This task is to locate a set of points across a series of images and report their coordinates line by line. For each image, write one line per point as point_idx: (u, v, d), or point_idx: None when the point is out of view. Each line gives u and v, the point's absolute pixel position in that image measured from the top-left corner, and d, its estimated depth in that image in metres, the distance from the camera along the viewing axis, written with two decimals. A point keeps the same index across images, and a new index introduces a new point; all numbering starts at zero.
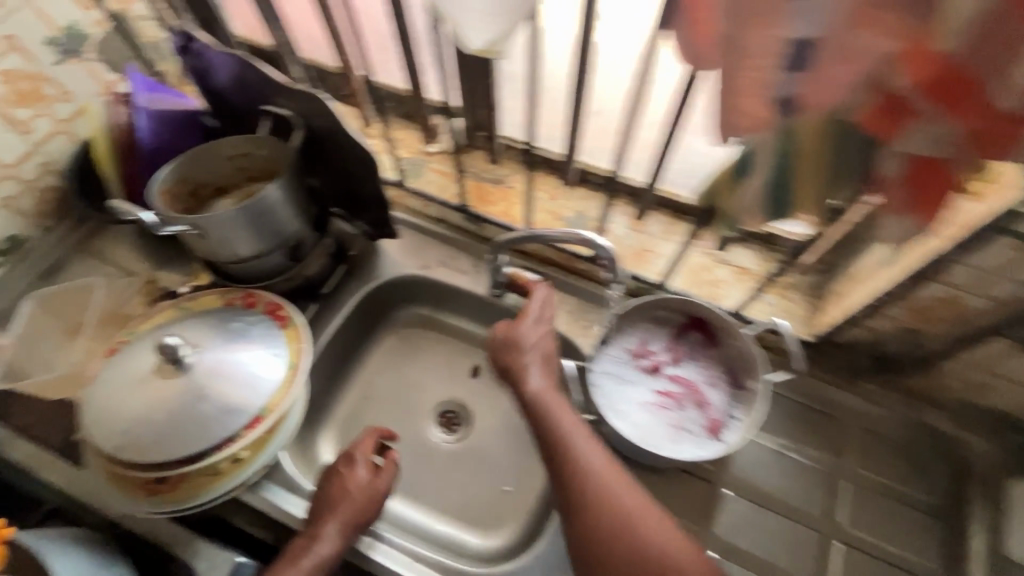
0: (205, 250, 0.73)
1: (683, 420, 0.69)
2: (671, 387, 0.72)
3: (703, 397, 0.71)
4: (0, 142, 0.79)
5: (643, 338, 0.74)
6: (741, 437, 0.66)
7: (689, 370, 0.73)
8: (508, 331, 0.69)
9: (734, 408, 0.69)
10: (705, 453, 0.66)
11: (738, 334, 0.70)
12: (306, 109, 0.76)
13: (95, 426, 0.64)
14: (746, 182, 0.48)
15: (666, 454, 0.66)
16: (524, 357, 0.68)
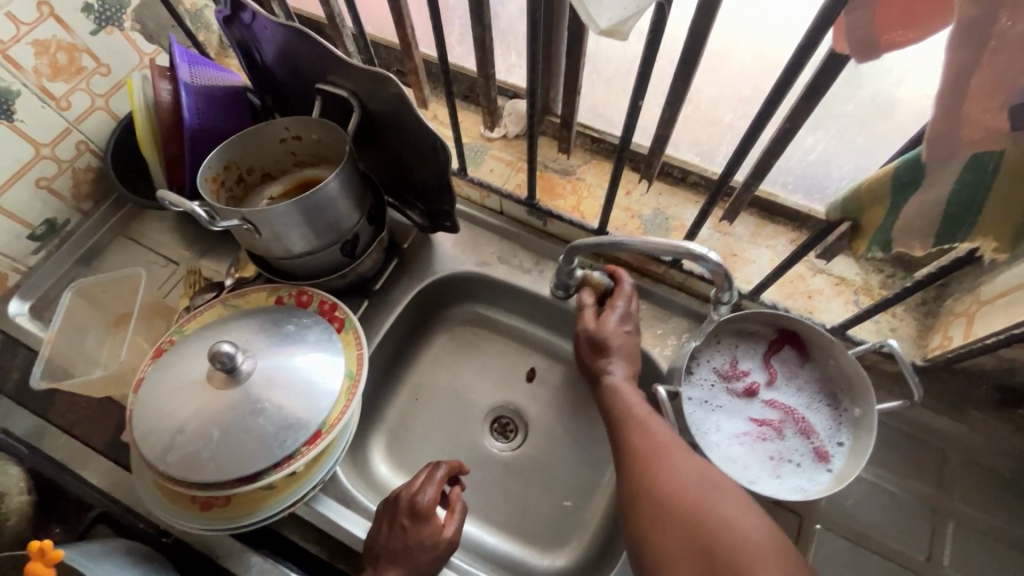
0: (259, 247, 0.67)
1: (785, 449, 0.65)
2: (769, 413, 0.67)
3: (807, 422, 0.65)
4: (37, 120, 0.73)
5: (733, 358, 0.69)
6: (852, 466, 0.61)
7: (786, 393, 0.68)
8: (595, 340, 0.66)
9: (840, 433, 0.64)
10: (816, 487, 0.62)
11: (841, 355, 0.64)
12: (365, 90, 0.68)
13: (143, 439, 0.58)
14: (914, 198, 0.40)
15: (773, 489, 0.61)
16: (608, 364, 0.65)
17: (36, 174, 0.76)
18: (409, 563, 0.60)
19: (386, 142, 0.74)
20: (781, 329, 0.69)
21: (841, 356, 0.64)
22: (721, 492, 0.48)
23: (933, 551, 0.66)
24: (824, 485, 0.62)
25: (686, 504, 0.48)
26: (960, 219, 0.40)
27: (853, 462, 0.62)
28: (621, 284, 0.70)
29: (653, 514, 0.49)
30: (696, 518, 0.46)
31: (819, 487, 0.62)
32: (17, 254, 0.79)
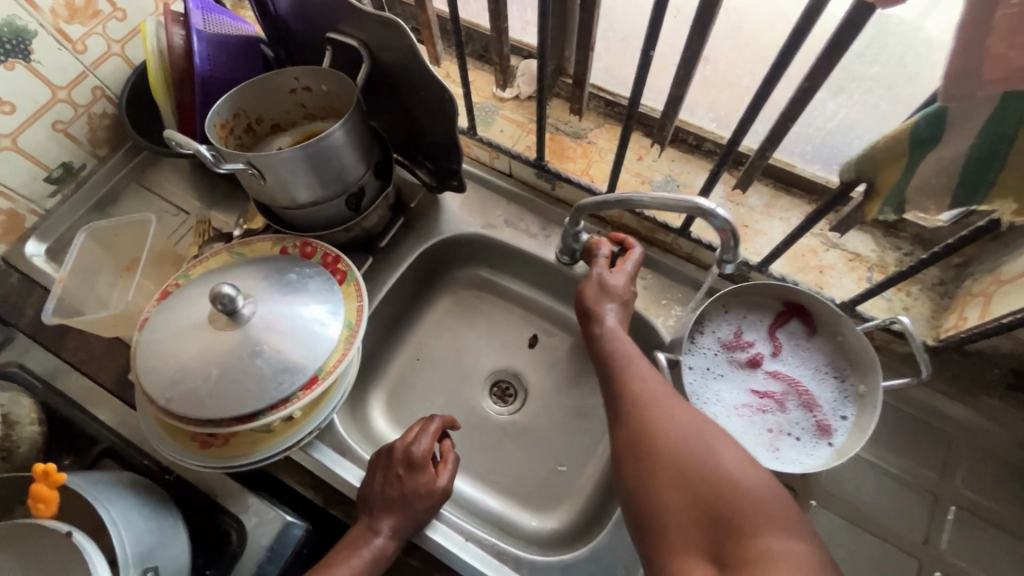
0: (263, 194, 0.67)
1: (785, 422, 0.64)
2: (771, 384, 0.66)
3: (810, 396, 0.64)
4: (55, 61, 0.74)
5: (739, 329, 0.68)
6: (854, 441, 0.60)
7: (791, 365, 0.66)
8: (601, 279, 0.66)
9: (844, 406, 0.63)
10: (814, 462, 0.61)
11: (847, 329, 0.63)
12: (375, 40, 0.67)
13: (146, 373, 0.60)
14: (933, 153, 0.38)
15: (771, 463, 0.60)
16: (603, 306, 0.64)
17: (53, 117, 0.77)
18: (399, 512, 0.61)
19: (394, 95, 0.73)
20: (790, 302, 0.67)
21: (849, 330, 0.63)
22: (719, 446, 0.47)
23: (931, 534, 0.65)
24: (823, 458, 0.61)
25: (688, 462, 0.47)
26: (982, 175, 0.37)
27: (855, 438, 0.60)
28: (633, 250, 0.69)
29: (653, 471, 0.48)
30: (699, 477, 0.45)
31: (818, 461, 0.61)
32: (34, 196, 0.81)
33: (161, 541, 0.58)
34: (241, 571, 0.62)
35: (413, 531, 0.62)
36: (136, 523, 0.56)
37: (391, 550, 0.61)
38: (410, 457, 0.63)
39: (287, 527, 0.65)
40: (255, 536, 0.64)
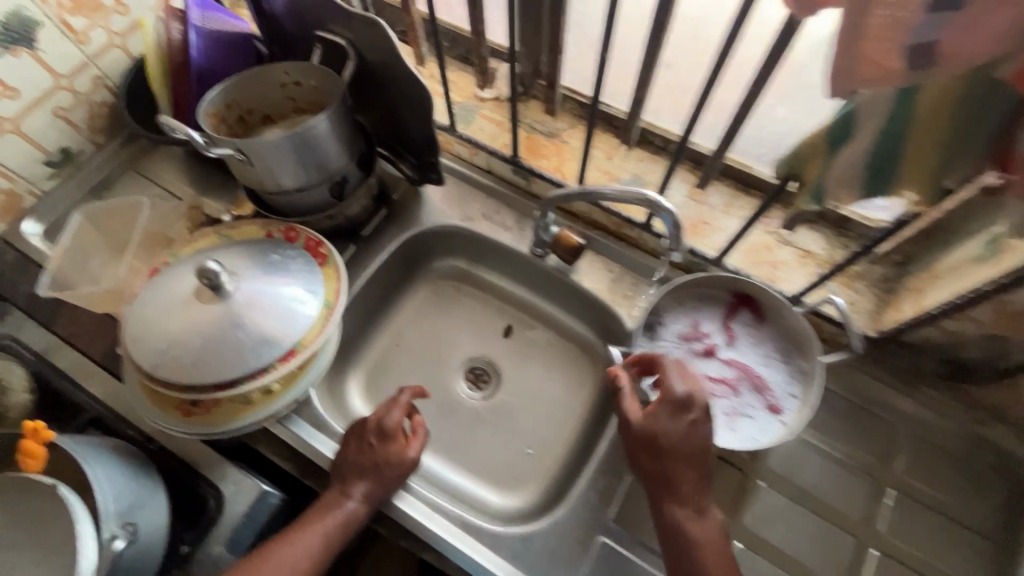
0: (250, 179, 0.71)
1: (739, 405, 0.68)
2: (725, 371, 0.70)
3: (761, 379, 0.69)
4: (57, 51, 0.78)
5: (695, 320, 0.72)
6: (802, 415, 0.65)
7: (744, 352, 0.71)
8: (647, 432, 0.61)
9: (792, 385, 0.68)
10: (770, 437, 0.65)
11: (787, 313, 0.68)
12: (361, 39, 0.71)
13: (134, 341, 0.64)
14: (844, 149, 0.43)
15: (725, 442, 0.65)
16: (688, 480, 0.60)
17: (54, 104, 0.81)
18: (370, 476, 0.65)
19: (379, 92, 0.78)
20: (740, 293, 0.72)
21: (791, 315, 0.68)
22: None
23: (869, 516, 0.69)
24: (775, 434, 0.66)
25: None
26: (885, 169, 0.42)
27: (803, 414, 0.65)
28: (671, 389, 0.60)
29: None
30: None
31: (771, 437, 0.65)
32: (33, 177, 0.85)
33: (140, 501, 0.61)
34: (218, 535, 0.66)
35: (384, 496, 0.66)
36: (117, 482, 0.60)
37: (363, 513, 0.64)
38: (382, 428, 0.67)
39: (263, 496, 0.68)
40: (232, 503, 0.68)
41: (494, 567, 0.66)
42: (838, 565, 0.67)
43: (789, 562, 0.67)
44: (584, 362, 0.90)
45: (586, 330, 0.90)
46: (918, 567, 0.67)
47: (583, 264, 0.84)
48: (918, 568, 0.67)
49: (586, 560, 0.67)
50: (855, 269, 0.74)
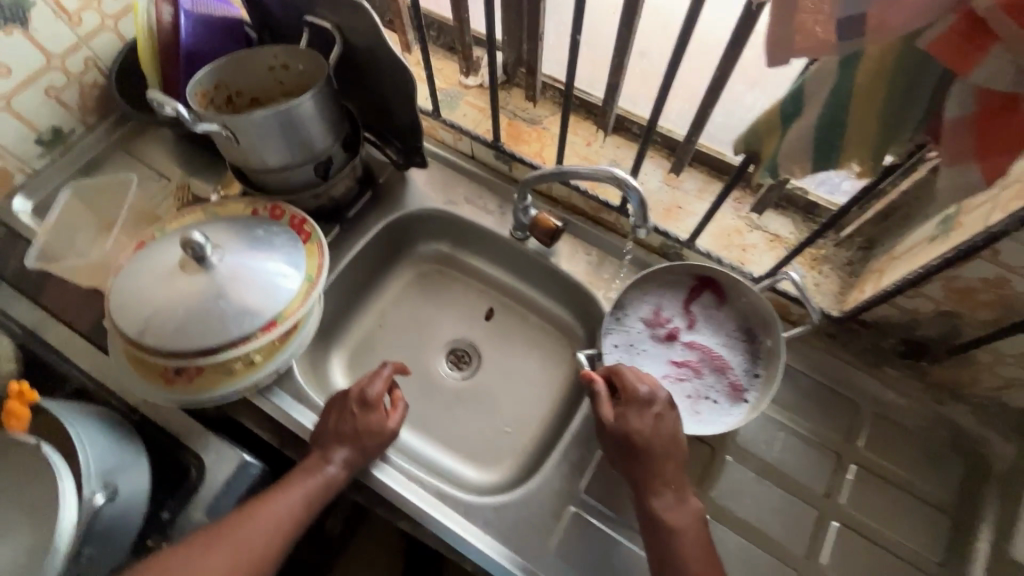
0: (237, 156, 0.73)
1: (702, 387, 0.72)
2: (688, 354, 0.74)
3: (722, 361, 0.73)
4: (49, 31, 0.80)
5: (657, 306, 0.75)
6: (763, 394, 0.69)
7: (705, 335, 0.74)
8: (622, 430, 0.62)
9: (754, 365, 0.72)
10: (733, 417, 0.69)
11: (747, 291, 0.71)
12: (347, 23, 0.74)
13: (119, 310, 0.65)
14: (795, 123, 0.45)
15: (689, 425, 0.69)
16: (665, 471, 0.62)
17: (45, 83, 0.83)
18: (350, 444, 0.67)
19: (364, 77, 0.80)
20: (702, 276, 0.75)
21: (752, 293, 0.70)
22: None
23: (832, 489, 0.72)
24: (739, 414, 0.70)
25: None
26: (831, 143, 0.44)
27: (763, 394, 0.69)
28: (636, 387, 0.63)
29: None
30: None
31: (733, 418, 0.69)
32: (24, 155, 0.86)
33: (122, 463, 0.62)
34: (197, 504, 0.67)
35: (365, 464, 0.68)
36: (97, 442, 0.61)
37: (344, 479, 0.66)
38: (363, 399, 0.69)
39: (243, 466, 0.69)
40: (213, 472, 0.69)
41: (464, 532, 0.68)
42: (801, 536, 0.69)
43: (753, 533, 0.69)
44: (562, 344, 0.92)
45: (565, 313, 0.92)
46: (877, 539, 0.69)
47: (562, 247, 0.86)
48: (877, 540, 0.69)
49: (557, 530, 0.69)
50: (820, 253, 0.77)
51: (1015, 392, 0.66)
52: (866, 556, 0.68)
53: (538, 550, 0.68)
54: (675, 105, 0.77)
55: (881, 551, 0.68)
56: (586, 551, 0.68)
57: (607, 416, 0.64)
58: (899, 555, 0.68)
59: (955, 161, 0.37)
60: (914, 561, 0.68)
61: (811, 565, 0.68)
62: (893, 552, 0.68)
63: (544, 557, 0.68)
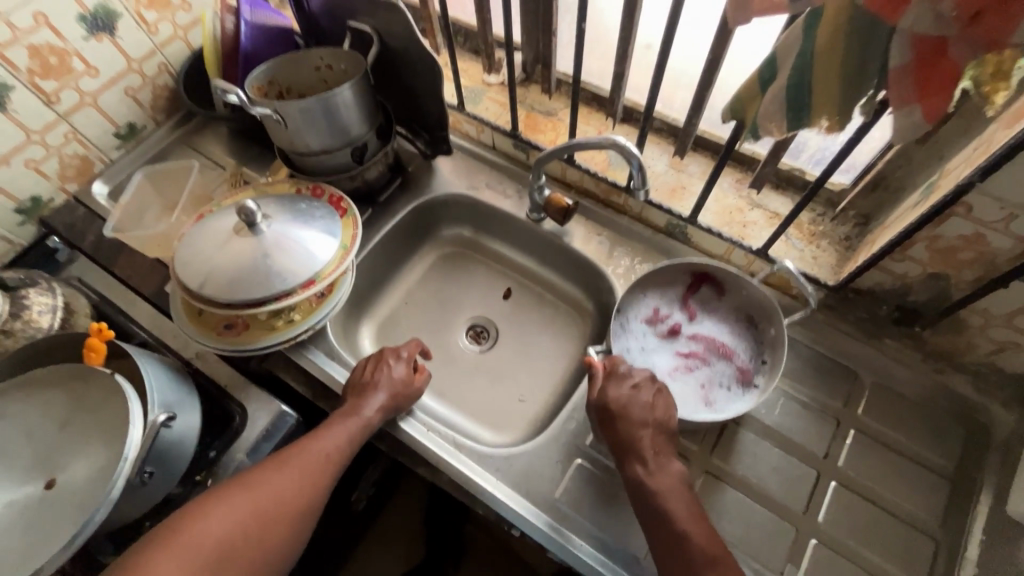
0: (284, 139, 0.84)
1: (714, 376, 0.76)
2: (694, 345, 0.78)
3: (727, 347, 0.77)
4: (132, 38, 0.93)
5: (655, 305, 0.81)
6: (771, 376, 0.73)
7: (707, 326, 0.79)
8: (603, 403, 0.67)
9: (760, 351, 0.76)
10: (746, 400, 0.73)
11: (749, 285, 0.76)
12: (384, 26, 0.84)
13: (182, 265, 0.75)
14: (770, 86, 0.51)
15: (708, 413, 0.72)
16: (644, 438, 0.64)
17: (126, 84, 0.96)
18: (383, 392, 0.74)
19: (398, 75, 0.90)
20: (697, 273, 0.80)
21: (750, 285, 0.76)
22: None
23: (831, 451, 0.74)
24: (752, 397, 0.73)
25: None
26: (800, 102, 0.50)
27: (771, 376, 0.73)
28: (614, 366, 0.70)
29: None
30: None
31: (748, 400, 0.73)
32: (104, 147, 0.99)
33: (182, 399, 0.71)
34: (240, 445, 0.75)
35: (393, 413, 0.76)
36: (162, 377, 0.70)
37: (377, 423, 0.73)
38: (395, 357, 0.79)
39: (281, 413, 0.77)
40: (254, 417, 0.77)
41: (478, 477, 0.74)
42: (800, 494, 0.72)
43: (751, 491, 0.73)
44: (574, 320, 0.98)
45: (577, 292, 0.98)
46: (875, 499, 0.71)
47: (575, 227, 0.93)
48: (874, 499, 0.71)
49: (563, 479, 0.74)
50: (818, 229, 0.81)
51: (1009, 356, 0.68)
52: (862, 514, 0.71)
53: (546, 497, 0.73)
54: (686, 101, 0.84)
55: (879, 510, 0.71)
56: (590, 499, 0.72)
57: (589, 399, 0.70)
58: (897, 516, 0.70)
59: (903, 104, 0.42)
60: (913, 522, 0.70)
61: (809, 521, 0.70)
62: (891, 512, 0.70)
63: (552, 504, 0.72)
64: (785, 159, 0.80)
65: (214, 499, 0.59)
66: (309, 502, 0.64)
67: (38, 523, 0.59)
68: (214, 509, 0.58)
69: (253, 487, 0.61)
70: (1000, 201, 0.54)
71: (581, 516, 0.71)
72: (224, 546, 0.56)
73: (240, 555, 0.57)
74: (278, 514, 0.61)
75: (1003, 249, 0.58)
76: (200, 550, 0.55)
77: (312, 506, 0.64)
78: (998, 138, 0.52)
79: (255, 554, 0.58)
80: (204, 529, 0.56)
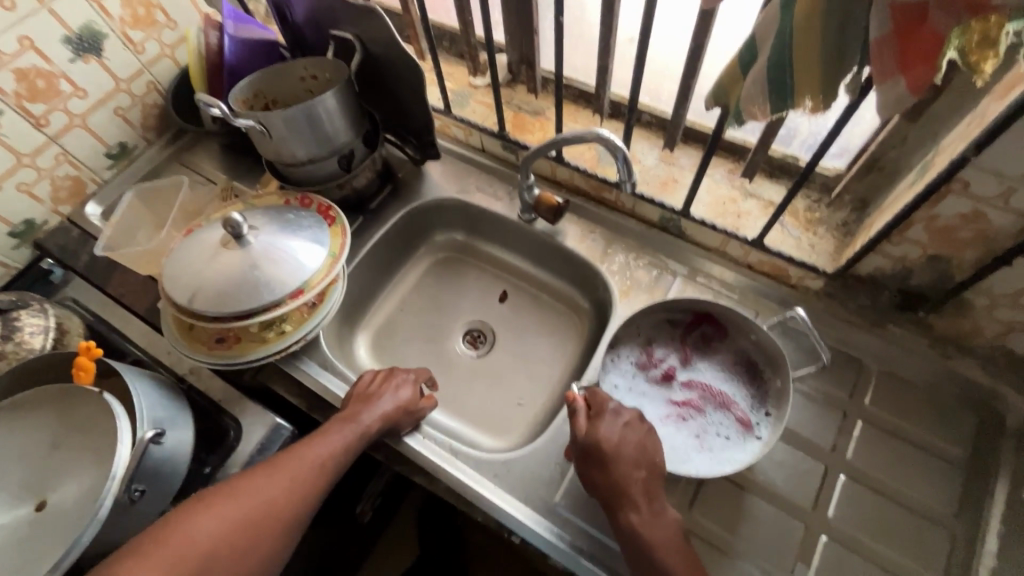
0: (270, 151, 0.83)
1: (709, 426, 0.70)
2: (687, 393, 0.74)
3: (724, 395, 0.72)
4: (119, 58, 0.93)
5: (648, 349, 0.77)
6: (775, 430, 0.67)
7: (702, 373, 0.75)
8: (593, 443, 0.62)
9: (764, 403, 0.70)
10: (746, 455, 0.67)
11: (757, 330, 0.70)
12: (365, 32, 0.83)
13: (171, 281, 0.75)
14: (750, 68, 0.50)
15: (703, 465, 0.66)
16: (637, 481, 0.60)
17: (115, 104, 0.97)
18: (385, 405, 0.74)
19: (382, 81, 0.89)
20: (697, 312, 0.76)
21: (758, 331, 0.70)
22: None
23: (838, 443, 0.72)
24: (753, 450, 0.67)
25: None
26: (782, 82, 0.48)
27: (775, 428, 0.67)
28: (603, 404, 0.66)
29: None
30: None
31: (748, 454, 0.67)
32: (96, 168, 1.00)
33: (172, 416, 0.69)
34: (235, 460, 0.74)
35: (391, 430, 0.74)
36: (152, 397, 0.69)
37: (374, 435, 0.72)
38: (402, 376, 0.79)
39: (275, 427, 0.76)
40: (248, 432, 0.76)
41: (475, 483, 0.73)
42: (808, 489, 0.70)
43: (757, 488, 0.70)
44: (571, 321, 0.96)
45: (573, 291, 0.96)
46: (885, 492, 0.69)
47: (567, 226, 0.91)
48: (885, 492, 0.69)
49: (563, 482, 0.72)
50: (815, 216, 0.79)
51: (1019, 337, 0.66)
52: (873, 508, 0.68)
53: (545, 501, 0.71)
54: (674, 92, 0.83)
55: (890, 503, 0.68)
56: (592, 502, 0.70)
57: (574, 439, 0.65)
58: (910, 508, 0.68)
59: (887, 77, 0.41)
60: (926, 514, 0.67)
61: (818, 517, 0.68)
62: (903, 504, 0.68)
63: (551, 508, 0.71)
64: (776, 146, 0.79)
65: (197, 507, 0.58)
66: (297, 509, 0.62)
67: (30, 545, 0.59)
68: (196, 517, 0.57)
69: (237, 495, 0.60)
70: (997, 174, 0.52)
71: (582, 520, 0.69)
72: (207, 553, 0.55)
73: (224, 562, 0.56)
74: (265, 520, 0.59)
75: (1004, 225, 0.56)
76: (180, 559, 0.53)
77: (299, 514, 0.62)
78: (992, 109, 0.50)
79: (240, 563, 0.57)
80: (186, 538, 0.55)
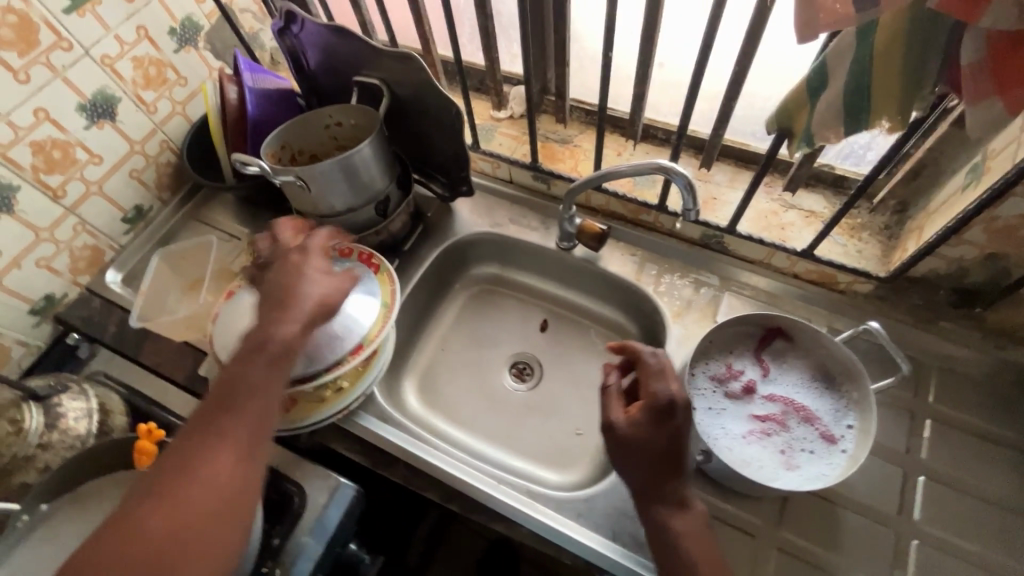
0: (307, 204, 0.82)
1: (794, 440, 0.70)
2: (769, 406, 0.73)
3: (807, 410, 0.71)
4: (132, 121, 0.91)
5: (727, 362, 0.76)
6: (862, 445, 0.67)
7: (782, 385, 0.74)
8: (630, 436, 0.60)
9: (846, 416, 0.70)
10: (834, 471, 0.66)
11: (830, 343, 0.72)
12: (394, 77, 0.83)
13: (223, 349, 0.72)
14: (823, 94, 0.51)
15: (793, 483, 0.66)
16: (666, 477, 0.58)
17: (130, 167, 0.93)
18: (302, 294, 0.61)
19: (411, 123, 0.89)
20: (769, 326, 0.77)
21: (831, 344, 0.72)
22: None
23: (911, 445, 0.73)
24: (840, 465, 0.67)
25: None
26: (859, 106, 0.49)
27: (862, 442, 0.67)
28: (653, 391, 0.61)
29: None
30: None
31: (837, 469, 0.67)
32: (113, 234, 0.96)
33: None
34: (302, 526, 0.69)
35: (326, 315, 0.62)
36: None
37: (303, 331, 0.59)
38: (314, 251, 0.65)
39: (338, 487, 0.71)
40: (313, 494, 0.71)
41: (561, 525, 0.71)
42: (889, 494, 0.70)
43: (840, 498, 0.70)
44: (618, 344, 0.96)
45: (617, 315, 0.96)
46: (964, 489, 0.70)
47: (608, 251, 0.91)
48: (965, 489, 0.70)
49: None
50: (857, 222, 0.81)
51: None
52: (956, 505, 0.69)
53: (632, 535, 0.70)
54: (707, 113, 0.84)
55: (970, 499, 0.69)
56: None
57: (613, 424, 0.61)
58: (989, 501, 0.69)
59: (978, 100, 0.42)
60: (1006, 506, 0.68)
61: (904, 521, 0.68)
62: (982, 498, 0.69)
63: (640, 543, 0.69)
64: (821, 159, 0.80)
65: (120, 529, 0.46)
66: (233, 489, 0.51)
67: None
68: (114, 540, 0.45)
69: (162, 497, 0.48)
70: None
71: None
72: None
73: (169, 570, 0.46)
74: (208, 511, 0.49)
75: None
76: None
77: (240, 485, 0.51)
78: None
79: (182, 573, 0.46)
80: None
